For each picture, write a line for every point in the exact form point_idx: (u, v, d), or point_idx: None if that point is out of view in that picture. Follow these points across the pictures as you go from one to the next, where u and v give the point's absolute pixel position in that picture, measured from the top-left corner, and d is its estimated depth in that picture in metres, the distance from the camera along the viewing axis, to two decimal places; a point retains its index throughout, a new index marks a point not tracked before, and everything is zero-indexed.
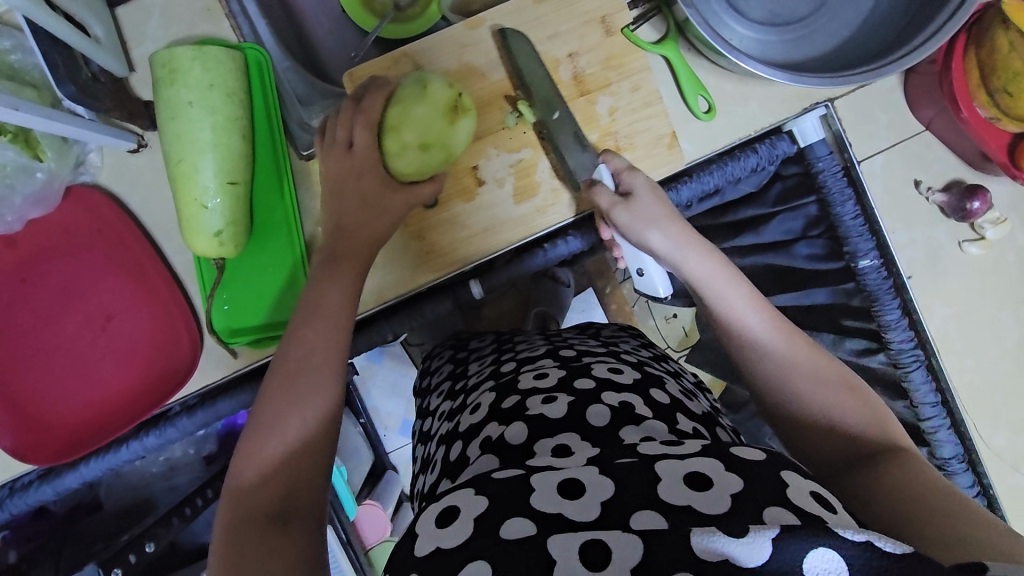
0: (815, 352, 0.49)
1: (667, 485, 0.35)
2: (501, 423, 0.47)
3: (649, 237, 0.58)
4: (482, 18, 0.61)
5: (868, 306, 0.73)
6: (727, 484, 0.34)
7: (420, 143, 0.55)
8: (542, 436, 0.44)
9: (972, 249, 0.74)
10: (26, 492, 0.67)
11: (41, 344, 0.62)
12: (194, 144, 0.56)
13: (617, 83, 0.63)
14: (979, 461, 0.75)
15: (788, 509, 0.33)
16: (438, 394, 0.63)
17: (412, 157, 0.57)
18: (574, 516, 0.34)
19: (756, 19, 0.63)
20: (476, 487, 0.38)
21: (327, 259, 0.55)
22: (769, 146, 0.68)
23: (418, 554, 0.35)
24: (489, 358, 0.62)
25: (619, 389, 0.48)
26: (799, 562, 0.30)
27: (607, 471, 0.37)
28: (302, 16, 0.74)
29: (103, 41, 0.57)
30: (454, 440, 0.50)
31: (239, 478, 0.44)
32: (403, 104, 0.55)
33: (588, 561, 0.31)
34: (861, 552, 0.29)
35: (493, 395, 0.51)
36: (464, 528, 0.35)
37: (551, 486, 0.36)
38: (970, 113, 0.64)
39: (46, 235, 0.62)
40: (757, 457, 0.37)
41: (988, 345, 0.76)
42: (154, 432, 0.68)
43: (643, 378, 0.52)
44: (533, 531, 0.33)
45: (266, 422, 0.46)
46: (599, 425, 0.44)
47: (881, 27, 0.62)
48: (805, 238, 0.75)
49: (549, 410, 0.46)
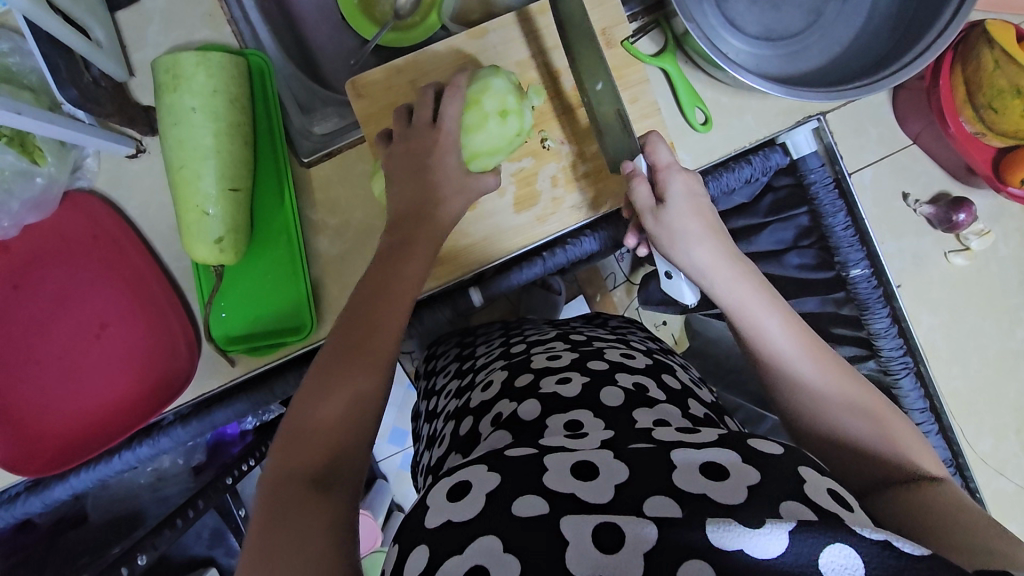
0: (858, 392, 0.47)
1: (683, 474, 0.35)
2: (513, 400, 0.48)
3: (692, 247, 0.54)
4: (484, 28, 0.62)
5: (858, 314, 0.75)
6: (744, 476, 0.35)
7: (499, 113, 0.57)
8: (554, 411, 0.45)
9: (958, 259, 0.76)
10: (13, 505, 0.65)
11: (33, 352, 0.61)
12: (196, 151, 0.56)
13: (616, 94, 0.64)
14: (966, 464, 0.77)
15: (805, 504, 0.34)
16: (444, 374, 0.63)
17: (493, 129, 0.58)
18: (588, 498, 0.35)
19: (752, 33, 0.65)
20: (488, 463, 0.38)
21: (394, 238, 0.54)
22: (763, 157, 0.69)
23: (429, 526, 0.35)
24: (497, 341, 0.64)
25: (631, 372, 0.51)
26: (816, 557, 0.30)
27: (621, 455, 0.37)
28: (301, 22, 0.74)
29: (104, 46, 0.57)
30: (465, 415, 0.51)
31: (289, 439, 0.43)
32: (482, 81, 0.58)
33: (600, 545, 0.32)
34: (879, 552, 0.30)
35: (505, 373, 0.53)
36: (475, 501, 0.35)
37: (564, 467, 0.37)
38: (957, 128, 0.66)
39: (40, 241, 0.61)
40: (774, 450, 0.38)
41: (972, 353, 0.79)
42: (147, 443, 0.66)
43: (654, 363, 0.55)
44: (546, 510, 0.34)
45: (303, 413, 0.44)
46: (612, 405, 0.45)
47: (872, 44, 0.64)
48: (795, 248, 0.77)
49: (563, 390, 0.47)
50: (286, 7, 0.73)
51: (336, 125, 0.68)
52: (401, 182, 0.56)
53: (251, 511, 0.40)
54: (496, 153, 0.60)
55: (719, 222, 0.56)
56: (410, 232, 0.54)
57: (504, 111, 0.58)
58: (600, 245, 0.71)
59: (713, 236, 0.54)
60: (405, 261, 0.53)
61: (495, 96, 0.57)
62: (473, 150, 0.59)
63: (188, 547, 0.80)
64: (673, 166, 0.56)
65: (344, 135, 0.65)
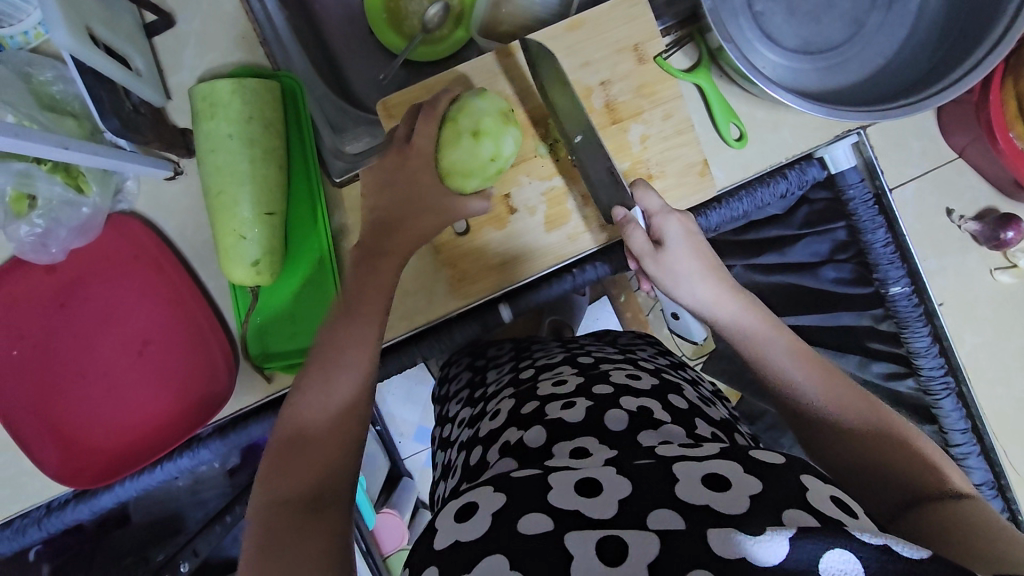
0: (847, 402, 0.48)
1: (685, 485, 0.35)
2: (520, 427, 0.48)
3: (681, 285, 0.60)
4: (515, 47, 0.62)
5: (896, 331, 0.73)
6: (746, 485, 0.35)
7: (472, 133, 0.56)
8: (559, 438, 0.45)
9: (1004, 276, 0.74)
10: (62, 512, 0.67)
11: (80, 369, 0.63)
12: (233, 175, 0.57)
13: (649, 111, 0.63)
14: (1007, 486, 0.75)
15: (807, 511, 0.33)
16: (456, 401, 0.64)
17: (463, 148, 0.57)
18: (592, 514, 0.35)
19: (790, 46, 0.63)
20: (495, 485, 0.39)
21: (368, 249, 0.56)
22: (800, 172, 0.67)
23: (437, 547, 0.36)
24: (507, 367, 0.63)
25: (636, 395, 0.50)
26: (815, 561, 0.30)
27: (624, 471, 0.37)
28: (331, 39, 0.75)
29: (143, 73, 0.58)
30: (475, 445, 0.52)
31: (273, 464, 0.45)
32: (463, 100, 0.58)
33: (605, 558, 0.32)
34: (878, 555, 0.30)
35: (512, 401, 0.53)
36: (481, 523, 0.36)
37: (569, 485, 0.37)
38: (1007, 145, 0.64)
39: (85, 262, 0.63)
40: (777, 459, 0.38)
41: (1018, 373, 0.77)
42: (188, 454, 0.67)
43: (661, 384, 0.54)
44: (551, 527, 0.34)
45: (274, 461, 0.45)
46: (616, 430, 0.45)
47: (915, 57, 0.62)
48: (831, 261, 0.76)
49: (568, 416, 0.47)
50: (316, 24, 0.73)
51: (367, 145, 0.69)
52: (402, 208, 0.57)
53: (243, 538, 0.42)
54: (469, 175, 0.59)
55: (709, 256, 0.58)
56: (383, 244, 0.56)
57: (477, 131, 0.57)
58: (612, 270, 0.71)
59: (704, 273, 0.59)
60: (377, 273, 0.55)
61: (470, 117, 0.57)
62: (446, 167, 0.59)
63: (226, 549, 0.83)
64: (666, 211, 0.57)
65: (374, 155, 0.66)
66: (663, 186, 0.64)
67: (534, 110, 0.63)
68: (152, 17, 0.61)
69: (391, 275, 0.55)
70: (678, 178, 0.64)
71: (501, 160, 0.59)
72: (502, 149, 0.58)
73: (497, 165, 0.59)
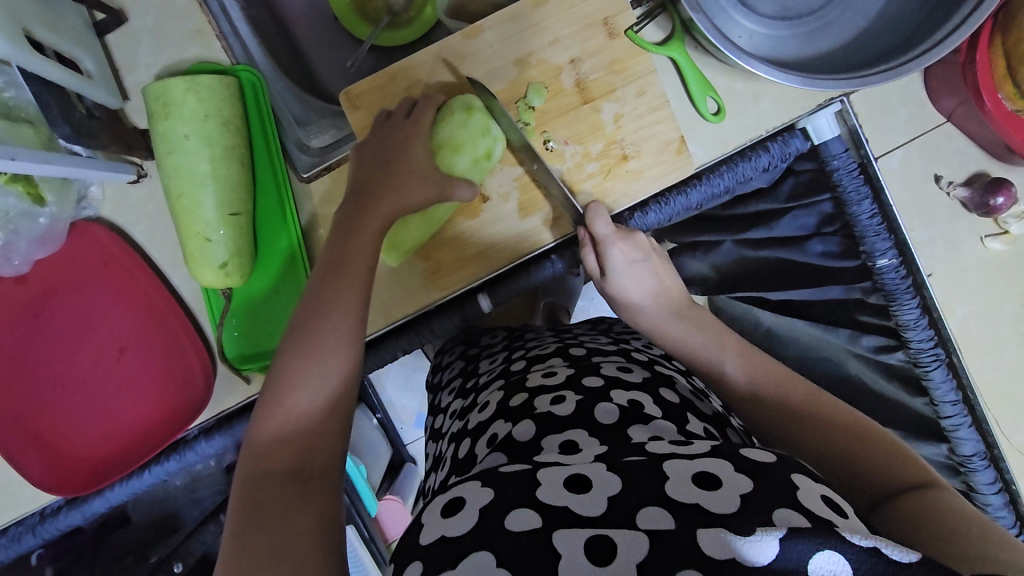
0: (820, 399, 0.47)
1: (675, 484, 0.34)
2: (509, 421, 0.47)
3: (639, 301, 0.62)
4: (479, 27, 0.59)
5: (885, 304, 0.72)
6: (736, 485, 0.34)
7: (466, 109, 0.58)
8: (549, 432, 0.44)
9: (995, 243, 0.72)
10: (55, 519, 0.68)
11: (59, 378, 0.63)
12: (194, 177, 0.55)
13: (622, 88, 0.61)
14: (1000, 456, 0.75)
15: (798, 511, 0.33)
16: (449, 391, 0.63)
17: (457, 121, 0.57)
18: (581, 509, 0.34)
19: (766, 13, 0.60)
20: (482, 479, 0.38)
21: (352, 210, 0.55)
22: (782, 144, 0.65)
23: (423, 542, 0.35)
24: (500, 356, 0.63)
25: (628, 388, 0.49)
26: (804, 562, 0.29)
27: (613, 467, 0.37)
28: (294, 28, 0.72)
29: (95, 74, 0.56)
30: (464, 437, 0.51)
31: (258, 436, 0.44)
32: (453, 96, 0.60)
33: (594, 558, 0.31)
34: (867, 556, 0.29)
35: (501, 394, 0.52)
36: (466, 519, 0.35)
37: (557, 481, 0.36)
38: (994, 104, 0.62)
39: (56, 271, 0.62)
40: (768, 458, 0.37)
41: (1011, 341, 0.75)
42: (175, 457, 0.66)
43: (653, 376, 0.53)
44: (538, 525, 0.33)
45: (259, 430, 0.45)
46: (607, 423, 0.44)
47: (899, 18, 0.59)
48: (818, 235, 0.74)
49: (558, 409, 0.46)
50: (278, 14, 0.71)
51: (334, 137, 0.66)
52: (362, 196, 0.55)
53: (227, 511, 0.41)
54: (458, 151, 0.57)
55: (661, 279, 0.61)
56: (358, 222, 0.54)
57: (469, 108, 0.58)
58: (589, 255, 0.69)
59: (664, 290, 0.61)
60: (353, 247, 0.52)
61: (462, 100, 0.58)
62: (439, 143, 0.58)
63: None
64: (611, 237, 0.59)
65: (340, 147, 0.64)
66: (640, 166, 0.62)
67: (502, 93, 0.61)
68: (102, 15, 0.59)
69: (366, 252, 0.52)
70: (654, 157, 0.62)
71: (493, 139, 0.58)
72: (493, 127, 0.58)
73: (487, 145, 0.58)
